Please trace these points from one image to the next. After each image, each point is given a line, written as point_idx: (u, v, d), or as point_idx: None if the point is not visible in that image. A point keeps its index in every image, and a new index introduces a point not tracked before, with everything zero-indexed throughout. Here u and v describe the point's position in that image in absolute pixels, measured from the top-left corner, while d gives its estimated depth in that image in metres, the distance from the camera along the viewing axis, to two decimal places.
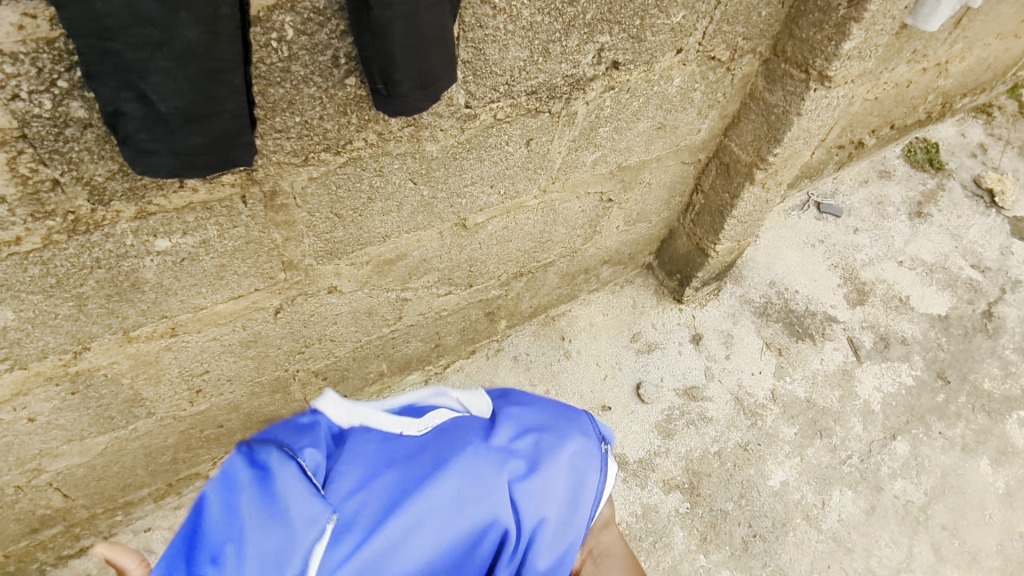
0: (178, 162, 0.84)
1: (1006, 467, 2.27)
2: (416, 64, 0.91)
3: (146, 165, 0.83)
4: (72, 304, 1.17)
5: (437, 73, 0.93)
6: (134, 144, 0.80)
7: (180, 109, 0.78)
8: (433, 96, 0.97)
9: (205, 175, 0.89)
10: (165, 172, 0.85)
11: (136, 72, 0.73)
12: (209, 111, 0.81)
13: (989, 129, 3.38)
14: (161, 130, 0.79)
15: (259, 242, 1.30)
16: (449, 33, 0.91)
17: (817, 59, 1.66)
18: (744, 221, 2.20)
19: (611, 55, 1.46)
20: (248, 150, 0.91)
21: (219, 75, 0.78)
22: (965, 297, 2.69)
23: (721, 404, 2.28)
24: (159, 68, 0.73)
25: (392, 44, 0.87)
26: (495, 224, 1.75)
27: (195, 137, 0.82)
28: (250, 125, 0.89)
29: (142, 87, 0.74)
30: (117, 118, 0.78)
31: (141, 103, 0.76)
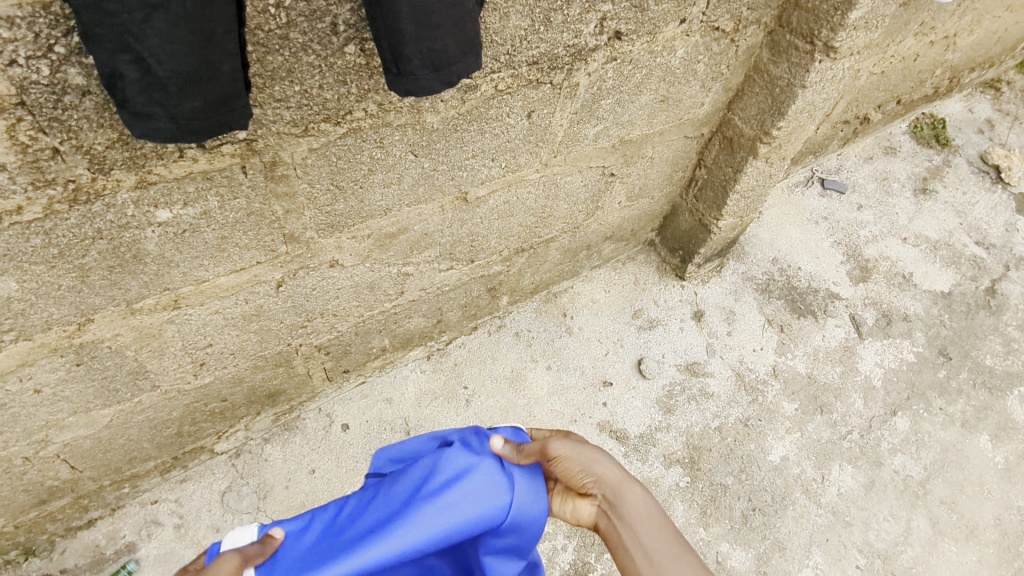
0: (175, 128, 0.82)
1: (1005, 443, 2.28)
2: (425, 41, 0.87)
3: (145, 129, 0.81)
4: (75, 275, 1.18)
5: (451, 55, 0.91)
6: (132, 107, 0.79)
7: (178, 73, 0.76)
8: (446, 79, 0.93)
9: (204, 140, 0.87)
10: (164, 137, 0.83)
11: (133, 34, 0.73)
12: (207, 74, 0.79)
13: (997, 104, 3.34)
14: (159, 94, 0.78)
15: (260, 214, 1.30)
16: (463, 13, 0.89)
17: (822, 29, 1.63)
18: (748, 196, 2.18)
19: (614, 25, 1.44)
20: (244, 115, 0.89)
21: (214, 37, 0.77)
22: (969, 274, 2.69)
23: (722, 379, 2.29)
24: (155, 30, 0.72)
25: (400, 16, 0.85)
26: (497, 199, 1.74)
27: (192, 101, 0.80)
28: (244, 89, 0.87)
29: (139, 50, 0.74)
30: (115, 82, 0.78)
31: (138, 66, 0.75)
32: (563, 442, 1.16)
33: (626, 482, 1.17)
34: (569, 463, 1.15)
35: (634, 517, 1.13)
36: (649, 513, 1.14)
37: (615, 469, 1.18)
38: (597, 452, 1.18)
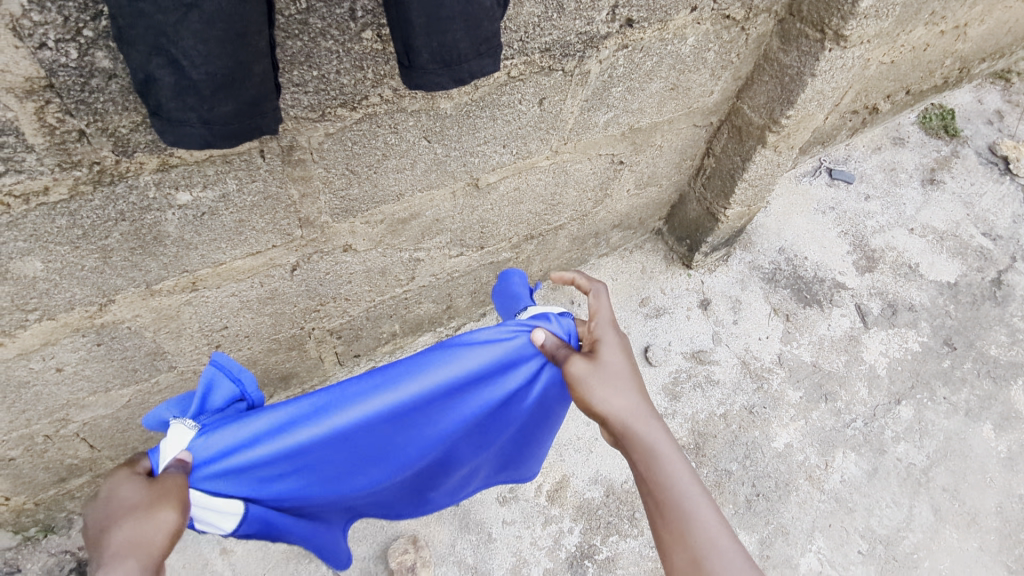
0: (207, 133, 0.85)
1: (1009, 432, 2.30)
2: (435, 36, 0.89)
3: (178, 136, 0.84)
4: (97, 256, 1.21)
5: (463, 52, 0.92)
6: (166, 113, 0.82)
7: (211, 75, 0.79)
8: (456, 76, 0.95)
9: (233, 145, 0.90)
10: (196, 143, 0.86)
11: (168, 37, 0.75)
12: (239, 75, 0.82)
13: (1007, 95, 3.33)
14: (192, 98, 0.80)
15: (277, 197, 1.32)
16: (478, 11, 0.90)
17: (833, 18, 1.64)
18: (756, 185, 2.19)
19: (626, 12, 1.46)
20: (273, 117, 0.92)
21: (246, 39, 0.80)
22: (975, 265, 2.69)
23: (728, 367, 2.32)
24: (191, 31, 0.75)
25: (410, 9, 0.87)
26: (508, 185, 1.76)
27: (224, 104, 0.83)
28: (273, 90, 0.90)
29: (174, 51, 0.76)
30: (149, 86, 0.80)
31: (172, 69, 0.78)
32: (579, 365, 1.17)
33: (642, 418, 1.09)
34: (579, 390, 1.14)
35: (646, 460, 1.06)
36: (662, 459, 1.05)
37: (634, 404, 1.10)
38: (612, 381, 1.13)
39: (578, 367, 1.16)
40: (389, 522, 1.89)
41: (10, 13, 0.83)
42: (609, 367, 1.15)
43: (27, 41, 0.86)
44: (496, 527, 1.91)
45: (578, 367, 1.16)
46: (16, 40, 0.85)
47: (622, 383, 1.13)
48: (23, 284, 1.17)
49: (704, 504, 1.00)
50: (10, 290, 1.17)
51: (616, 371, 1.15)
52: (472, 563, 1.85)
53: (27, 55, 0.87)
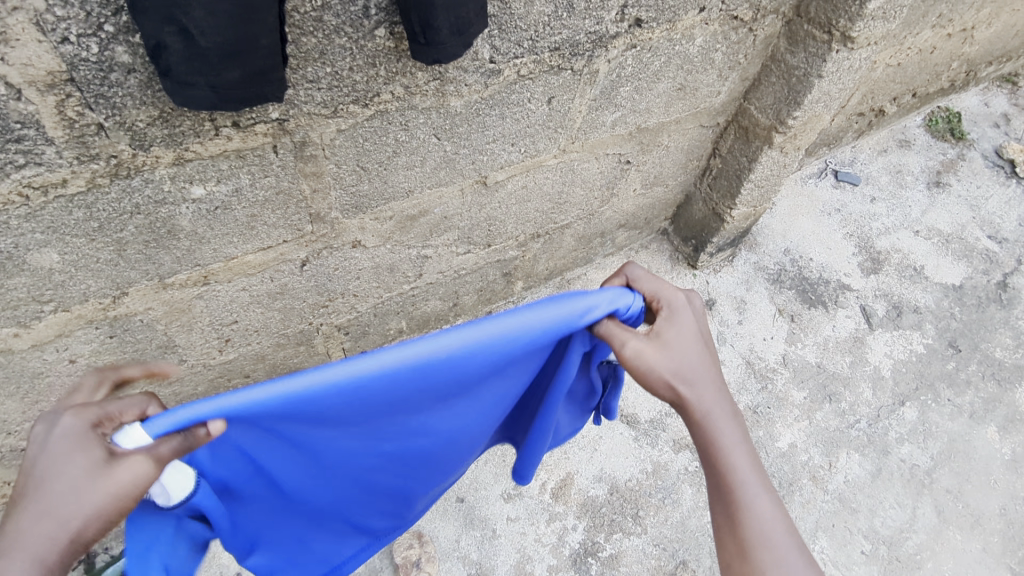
0: (215, 96, 0.91)
1: (1013, 435, 2.30)
2: (453, 11, 1.00)
3: (186, 97, 0.91)
4: (112, 249, 1.23)
5: (472, 19, 1.04)
6: (175, 76, 0.88)
7: (219, 45, 0.84)
8: (467, 41, 1.07)
9: (239, 107, 0.96)
10: (203, 104, 0.92)
11: (180, 8, 0.80)
12: (246, 47, 0.87)
13: (1014, 99, 3.33)
14: (200, 64, 0.86)
15: (289, 192, 1.34)
16: None
17: (840, 19, 1.66)
18: (761, 185, 2.20)
19: (635, 12, 1.47)
20: (278, 86, 0.97)
21: (254, 14, 0.84)
22: (980, 267, 2.70)
23: (732, 367, 2.32)
24: (201, 4, 0.79)
25: None
26: (516, 183, 1.77)
27: (231, 71, 0.88)
28: (280, 61, 0.95)
29: (185, 21, 0.81)
30: (160, 51, 0.86)
31: (182, 37, 0.83)
32: (652, 350, 1.00)
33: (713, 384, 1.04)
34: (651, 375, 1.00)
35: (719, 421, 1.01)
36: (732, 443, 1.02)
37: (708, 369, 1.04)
38: (686, 363, 1.01)
39: (651, 350, 1.00)
40: None
41: (34, 8, 0.85)
42: (681, 342, 1.02)
43: (50, 36, 0.88)
44: (500, 524, 1.92)
45: (651, 353, 1.00)
46: (40, 35, 0.87)
47: (695, 359, 1.03)
48: (39, 275, 1.19)
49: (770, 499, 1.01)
50: (27, 282, 1.19)
51: (691, 350, 1.03)
52: (476, 559, 1.86)
53: (49, 50, 0.90)
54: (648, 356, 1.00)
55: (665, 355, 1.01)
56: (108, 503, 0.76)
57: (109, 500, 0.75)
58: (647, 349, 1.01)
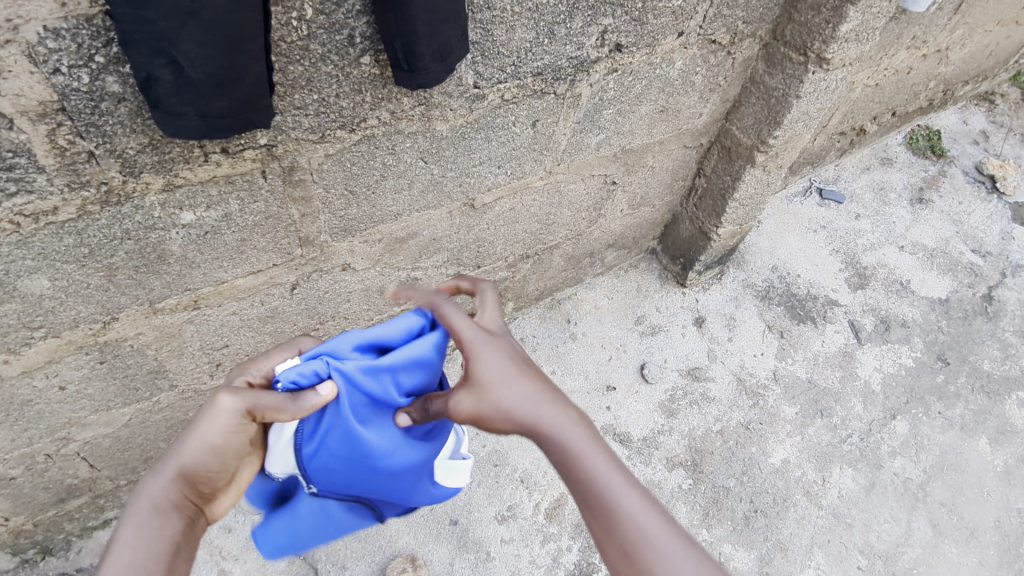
0: (204, 126, 0.93)
1: (1005, 446, 2.31)
2: (434, 38, 1.04)
3: (176, 128, 0.93)
4: (102, 275, 1.24)
5: (452, 45, 1.08)
6: (165, 107, 0.90)
7: (208, 74, 0.87)
8: (449, 66, 1.11)
9: (227, 137, 0.99)
10: (192, 135, 0.95)
11: (169, 40, 0.83)
12: (234, 76, 0.90)
13: (991, 116, 3.41)
14: (190, 94, 0.89)
15: (278, 217, 1.36)
16: (461, 7, 1.05)
17: (815, 42, 1.71)
18: (746, 204, 2.25)
19: (615, 38, 1.51)
20: (266, 113, 1.01)
21: (241, 43, 0.88)
22: (966, 281, 2.73)
23: (723, 384, 2.33)
24: (190, 35, 0.83)
25: (413, 19, 0.99)
26: (503, 206, 1.81)
27: (220, 100, 0.91)
28: (267, 90, 0.98)
29: (175, 53, 0.84)
30: (150, 83, 0.88)
31: (173, 69, 0.85)
32: (465, 399, 1.03)
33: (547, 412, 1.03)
34: (481, 417, 1.03)
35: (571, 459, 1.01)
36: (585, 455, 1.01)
37: (529, 396, 1.03)
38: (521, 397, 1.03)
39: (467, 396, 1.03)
40: (388, 542, 1.87)
41: (27, 41, 0.88)
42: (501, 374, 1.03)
43: (41, 67, 0.91)
44: (495, 546, 1.91)
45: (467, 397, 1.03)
46: (32, 66, 0.90)
47: (523, 386, 1.03)
48: (29, 301, 1.20)
49: (636, 495, 0.98)
50: (17, 309, 1.20)
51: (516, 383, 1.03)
52: None
53: (41, 80, 0.92)
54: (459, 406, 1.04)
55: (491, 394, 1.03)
56: (200, 443, 0.97)
57: (201, 443, 0.97)
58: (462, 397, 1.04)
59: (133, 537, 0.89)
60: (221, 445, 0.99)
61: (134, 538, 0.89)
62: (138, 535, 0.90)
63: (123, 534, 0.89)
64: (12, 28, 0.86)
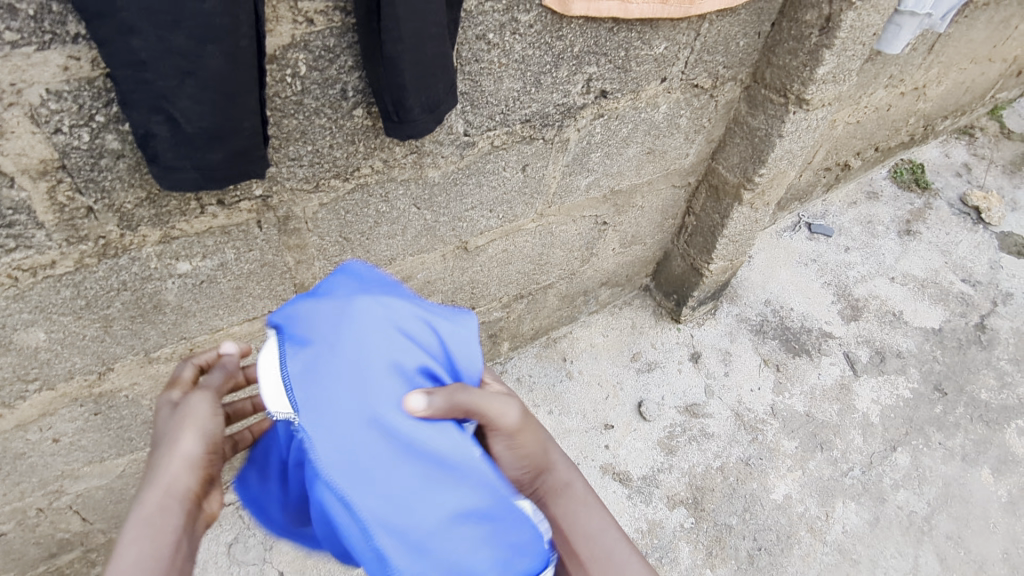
0: (200, 177, 0.97)
1: (1007, 476, 2.29)
2: (423, 92, 1.09)
3: (173, 180, 0.96)
4: (99, 325, 1.25)
5: (441, 98, 1.13)
6: (163, 161, 0.93)
7: (204, 129, 0.90)
8: (438, 117, 1.16)
9: (224, 186, 1.02)
10: (189, 185, 0.98)
11: (167, 98, 0.86)
12: (229, 129, 0.93)
13: (973, 149, 3.49)
14: (186, 148, 0.92)
15: (273, 264, 1.38)
16: (449, 63, 1.10)
17: (794, 84, 1.77)
18: (736, 240, 2.29)
19: (599, 85, 1.56)
20: (261, 163, 1.04)
21: (236, 100, 0.91)
22: (958, 310, 2.76)
23: (722, 419, 2.32)
24: (187, 94, 0.86)
25: (403, 75, 1.03)
26: (496, 247, 1.83)
27: (216, 153, 0.95)
28: (263, 141, 1.01)
29: (172, 111, 0.87)
30: (148, 139, 0.91)
31: (169, 125, 0.89)
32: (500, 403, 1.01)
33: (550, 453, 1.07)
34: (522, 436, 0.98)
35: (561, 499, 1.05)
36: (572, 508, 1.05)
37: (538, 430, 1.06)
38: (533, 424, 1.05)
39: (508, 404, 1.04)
40: None
41: (30, 103, 0.91)
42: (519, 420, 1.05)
43: (43, 128, 0.94)
44: None
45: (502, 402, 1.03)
46: (34, 127, 0.93)
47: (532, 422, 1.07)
48: (25, 355, 1.20)
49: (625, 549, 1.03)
50: (12, 362, 1.20)
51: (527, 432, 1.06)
52: None
53: (42, 140, 0.95)
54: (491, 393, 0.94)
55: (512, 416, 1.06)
56: (190, 430, 0.88)
57: (190, 429, 0.87)
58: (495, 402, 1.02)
59: (136, 536, 0.78)
60: (213, 426, 0.90)
61: (141, 539, 0.78)
62: (140, 534, 0.78)
63: (126, 535, 0.78)
64: (16, 92, 0.89)
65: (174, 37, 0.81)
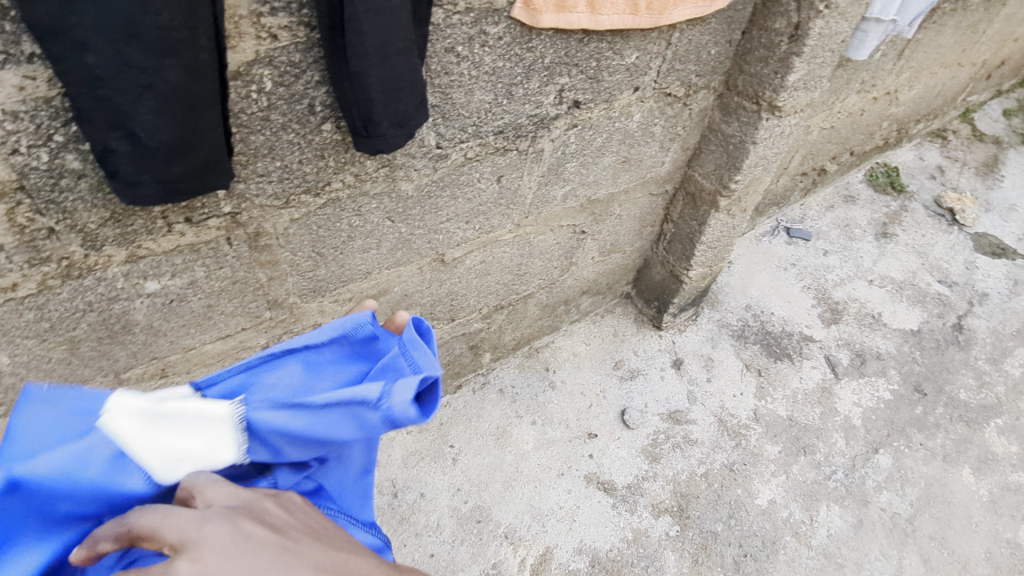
0: (162, 191, 0.95)
1: (988, 475, 2.31)
2: (391, 107, 1.08)
3: (134, 195, 0.94)
4: (65, 348, 1.23)
5: (410, 112, 1.12)
6: (123, 177, 0.92)
7: (164, 143, 0.89)
8: (408, 132, 1.15)
9: (187, 200, 1.01)
10: (151, 200, 0.96)
11: (125, 114, 0.84)
12: (190, 142, 0.92)
13: (946, 152, 3.55)
14: (148, 163, 0.90)
15: (245, 281, 1.37)
16: (418, 78, 1.09)
17: (766, 91, 1.79)
18: (714, 246, 2.30)
19: (572, 96, 1.56)
20: (225, 175, 1.03)
21: (197, 113, 0.89)
22: (935, 311, 2.79)
23: (705, 426, 2.33)
24: (146, 108, 0.84)
25: (369, 89, 1.03)
26: (473, 259, 1.82)
27: (179, 167, 0.93)
28: (225, 154, 1.00)
29: (131, 126, 0.86)
30: (107, 154, 0.90)
31: (129, 140, 0.87)
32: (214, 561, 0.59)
33: None
34: None
35: None
36: None
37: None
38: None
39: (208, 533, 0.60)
40: None
41: None
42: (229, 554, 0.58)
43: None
44: None
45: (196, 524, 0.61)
46: None
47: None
48: None
49: None
50: None
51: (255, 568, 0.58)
52: None
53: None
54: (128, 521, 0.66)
55: (246, 531, 0.61)
56: None
57: None
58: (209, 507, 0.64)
59: None
60: None
61: None
62: None
63: None
64: None
65: (131, 52, 0.79)
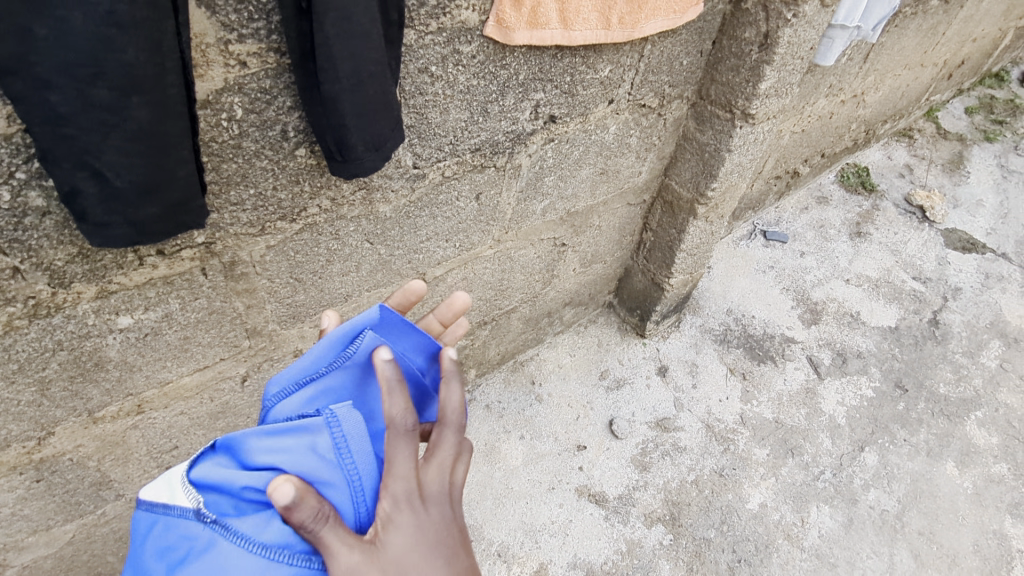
0: (133, 232, 0.92)
1: (971, 468, 2.35)
2: (366, 131, 1.06)
3: (103, 237, 0.91)
4: (34, 390, 1.18)
5: (385, 135, 1.11)
6: (91, 219, 0.88)
7: (134, 183, 0.86)
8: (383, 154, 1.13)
9: (159, 239, 0.98)
10: (121, 241, 0.93)
11: (91, 154, 0.81)
12: (161, 181, 0.90)
13: (913, 150, 3.63)
14: (118, 204, 0.87)
15: (222, 311, 1.34)
16: (392, 100, 1.08)
17: (738, 99, 1.81)
18: (693, 253, 2.31)
19: (547, 110, 1.56)
20: (199, 213, 1.01)
21: (167, 150, 0.87)
22: (911, 307, 2.83)
23: (693, 432, 2.33)
24: (114, 148, 0.81)
25: (343, 114, 1.01)
26: (455, 277, 1.81)
27: (151, 207, 0.91)
28: (198, 190, 0.98)
29: (99, 166, 0.82)
30: (73, 196, 0.86)
31: (96, 180, 0.84)
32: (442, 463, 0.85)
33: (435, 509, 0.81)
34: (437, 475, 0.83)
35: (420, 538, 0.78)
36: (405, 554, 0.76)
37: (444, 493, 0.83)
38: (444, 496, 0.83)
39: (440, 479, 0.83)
40: None
41: None
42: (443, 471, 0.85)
43: None
44: None
45: (437, 472, 0.84)
46: None
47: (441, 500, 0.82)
48: None
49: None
50: None
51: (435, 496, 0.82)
52: None
53: None
54: (455, 395, 0.91)
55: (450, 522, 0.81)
56: None
57: None
58: (454, 470, 0.86)
59: None
60: None
61: None
62: None
63: None
64: None
65: (96, 90, 0.76)
